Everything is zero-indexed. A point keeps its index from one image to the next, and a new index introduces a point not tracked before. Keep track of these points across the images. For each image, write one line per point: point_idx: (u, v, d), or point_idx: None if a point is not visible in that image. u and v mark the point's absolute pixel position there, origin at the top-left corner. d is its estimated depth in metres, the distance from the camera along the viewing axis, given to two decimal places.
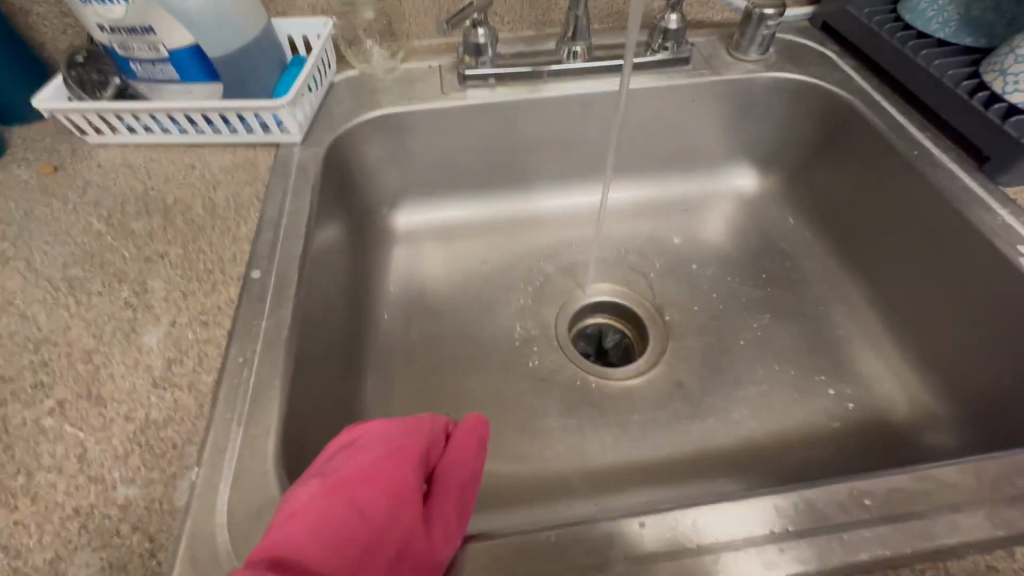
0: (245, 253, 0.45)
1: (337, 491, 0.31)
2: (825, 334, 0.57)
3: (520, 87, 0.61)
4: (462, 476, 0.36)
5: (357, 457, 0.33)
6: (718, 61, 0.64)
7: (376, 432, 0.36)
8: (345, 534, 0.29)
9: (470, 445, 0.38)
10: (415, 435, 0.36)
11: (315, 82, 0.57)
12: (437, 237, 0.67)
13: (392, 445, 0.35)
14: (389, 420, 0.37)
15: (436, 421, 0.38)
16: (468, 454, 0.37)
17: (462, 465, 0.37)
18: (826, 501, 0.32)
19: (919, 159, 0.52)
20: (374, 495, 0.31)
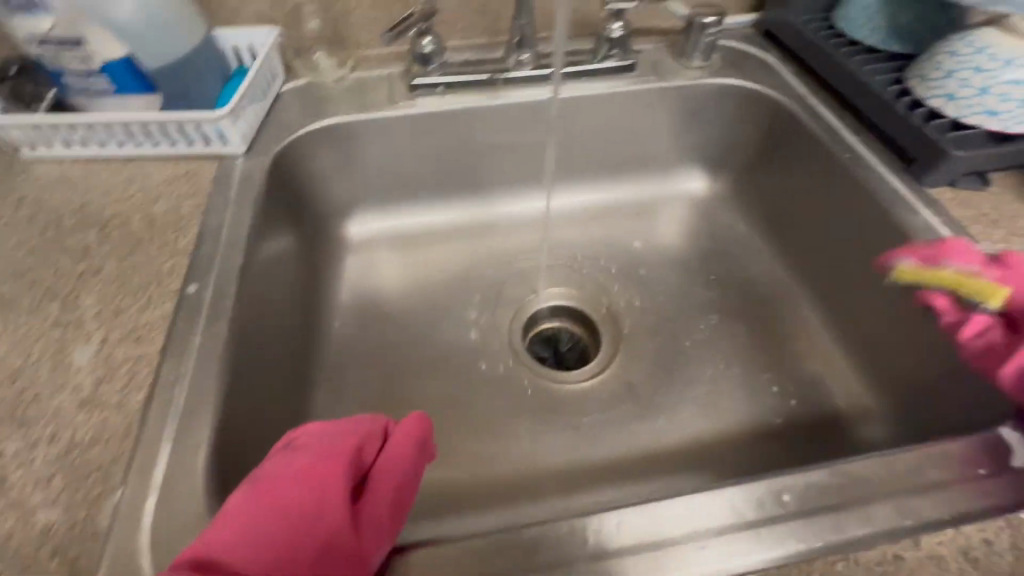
0: (182, 267, 0.44)
1: (262, 495, 0.32)
2: (771, 332, 0.59)
3: (469, 95, 0.62)
4: (398, 472, 0.35)
5: (290, 460, 0.34)
6: (664, 67, 0.65)
7: (311, 435, 0.36)
8: (266, 536, 0.30)
9: (406, 441, 0.36)
10: (347, 435, 0.36)
11: (259, 93, 0.57)
12: (392, 244, 0.67)
13: (322, 448, 0.35)
14: (328, 424, 0.37)
15: (372, 421, 0.37)
16: (407, 450, 0.36)
17: (398, 462, 0.35)
18: (744, 499, 0.33)
19: (851, 162, 0.54)
20: (299, 498, 0.32)
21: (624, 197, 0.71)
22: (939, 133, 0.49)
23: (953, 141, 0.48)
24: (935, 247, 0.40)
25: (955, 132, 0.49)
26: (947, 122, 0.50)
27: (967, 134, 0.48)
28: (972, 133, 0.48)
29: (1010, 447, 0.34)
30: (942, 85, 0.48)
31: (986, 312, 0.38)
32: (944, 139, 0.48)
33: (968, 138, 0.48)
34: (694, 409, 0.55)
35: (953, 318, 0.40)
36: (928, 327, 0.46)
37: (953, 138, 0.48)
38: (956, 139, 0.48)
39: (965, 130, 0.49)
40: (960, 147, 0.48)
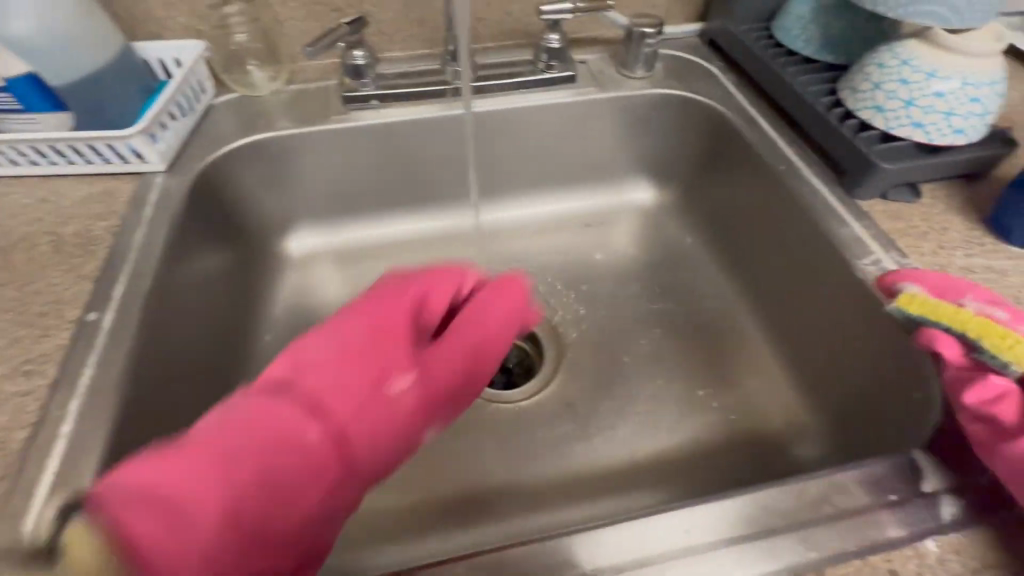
0: (85, 293, 0.43)
1: (342, 329, 0.41)
2: (714, 346, 0.58)
3: (405, 108, 0.60)
4: (462, 328, 0.45)
5: (360, 307, 0.43)
6: (606, 77, 0.65)
7: (382, 287, 0.45)
8: (340, 360, 0.39)
9: (485, 304, 0.46)
10: (407, 291, 0.44)
11: (181, 108, 0.55)
12: (333, 260, 0.65)
13: (388, 301, 0.43)
14: (400, 278, 0.46)
15: (444, 277, 0.46)
16: (499, 310, 0.46)
17: (472, 318, 0.45)
18: (673, 527, 0.33)
19: (785, 175, 0.53)
20: (368, 335, 0.41)
21: (573, 209, 0.70)
22: (868, 145, 0.48)
23: (882, 153, 0.48)
24: (953, 297, 0.39)
25: (883, 142, 0.48)
26: (874, 130, 0.49)
27: (895, 144, 0.48)
28: (899, 143, 0.48)
29: (920, 469, 0.34)
30: (870, 96, 0.48)
31: (1006, 376, 0.34)
32: (873, 151, 0.48)
33: (895, 148, 0.48)
34: (633, 427, 0.54)
35: (962, 372, 0.35)
36: (855, 342, 0.46)
37: (881, 150, 0.48)
38: (884, 152, 0.48)
39: (892, 139, 0.48)
40: (888, 160, 0.47)
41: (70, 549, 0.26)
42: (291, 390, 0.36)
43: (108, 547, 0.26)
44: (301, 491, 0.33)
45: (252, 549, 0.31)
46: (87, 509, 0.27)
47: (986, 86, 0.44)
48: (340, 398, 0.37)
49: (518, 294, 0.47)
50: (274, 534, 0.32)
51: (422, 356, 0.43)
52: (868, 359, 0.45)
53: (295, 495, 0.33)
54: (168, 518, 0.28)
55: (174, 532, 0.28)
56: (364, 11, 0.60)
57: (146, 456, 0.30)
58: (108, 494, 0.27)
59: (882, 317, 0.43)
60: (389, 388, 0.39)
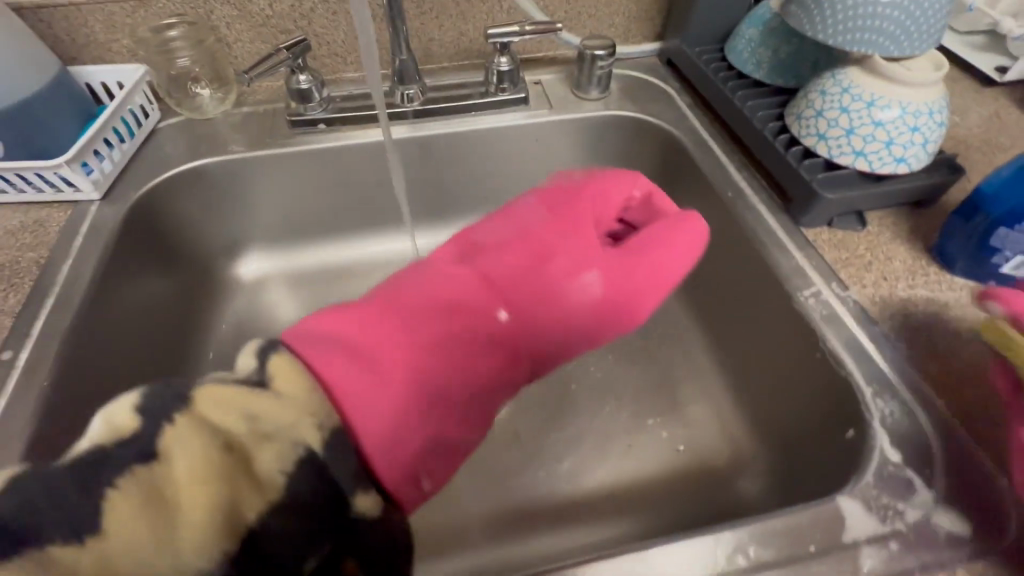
0: (3, 329, 0.42)
1: (509, 220, 0.45)
2: (665, 374, 0.57)
3: (355, 131, 0.59)
4: (651, 238, 0.44)
5: (534, 203, 0.46)
6: (560, 99, 0.64)
7: (559, 186, 0.47)
8: (507, 243, 0.43)
9: (659, 222, 0.45)
10: (588, 193, 0.46)
11: (120, 134, 0.54)
12: (285, 284, 0.64)
13: (559, 199, 0.46)
14: (581, 176, 0.48)
15: (622, 182, 0.47)
16: (678, 227, 0.44)
17: (653, 231, 0.44)
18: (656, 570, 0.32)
19: (732, 201, 0.52)
20: (541, 229, 0.43)
21: None
22: (811, 173, 0.47)
23: (825, 181, 0.47)
24: None
25: (828, 170, 0.47)
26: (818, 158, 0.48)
27: (839, 172, 0.47)
28: (842, 170, 0.47)
29: (846, 520, 0.33)
30: (813, 124, 0.47)
31: None
32: (817, 179, 0.47)
33: (839, 177, 0.47)
34: (580, 458, 0.53)
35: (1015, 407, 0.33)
36: (797, 376, 0.45)
37: (825, 178, 0.47)
38: (828, 180, 0.47)
39: (835, 167, 0.47)
40: (832, 189, 0.46)
41: (275, 375, 0.29)
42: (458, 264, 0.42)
43: (310, 382, 0.30)
44: (462, 363, 0.37)
45: (430, 408, 0.35)
46: (284, 347, 0.31)
47: (925, 115, 0.44)
48: (501, 279, 0.41)
49: (691, 219, 0.44)
50: (450, 391, 0.36)
51: (616, 256, 0.43)
52: (807, 394, 0.44)
53: (455, 362, 0.37)
54: (354, 360, 0.32)
55: (365, 372, 0.32)
56: (312, 33, 0.59)
57: (334, 309, 0.36)
58: (294, 339, 0.32)
59: (818, 351, 0.42)
60: (560, 279, 0.42)
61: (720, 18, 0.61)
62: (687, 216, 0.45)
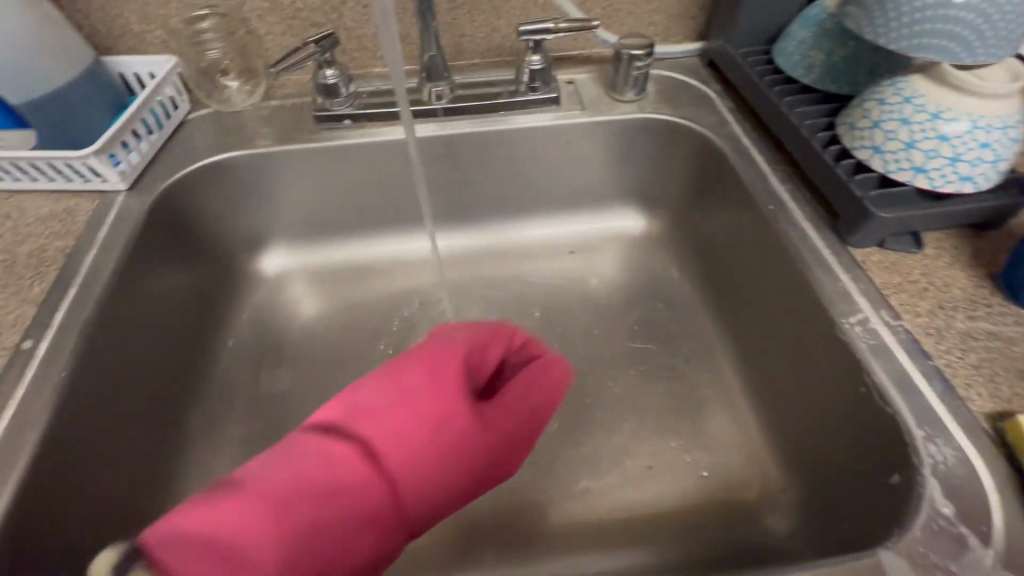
0: (27, 317, 0.42)
1: (392, 376, 0.40)
2: (691, 395, 0.54)
3: (380, 127, 0.58)
4: (524, 395, 0.43)
5: (414, 352, 0.42)
6: (593, 100, 0.61)
7: (441, 336, 0.44)
8: (391, 406, 0.38)
9: (532, 373, 0.44)
10: (471, 341, 0.44)
11: (148, 125, 0.54)
12: (306, 280, 0.63)
13: (444, 348, 0.42)
14: (458, 326, 0.45)
15: (499, 330, 0.46)
16: (549, 378, 0.44)
17: (526, 386, 0.44)
18: None
19: (774, 215, 0.49)
20: (427, 384, 0.39)
21: (554, 235, 0.67)
22: (866, 190, 0.43)
23: (879, 198, 0.43)
24: None
25: (884, 189, 0.43)
26: (875, 174, 0.44)
27: (897, 191, 0.43)
28: (901, 189, 0.43)
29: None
30: (869, 134, 0.43)
31: None
32: (870, 195, 0.43)
33: (896, 196, 0.43)
34: (596, 479, 0.51)
35: None
36: (835, 409, 0.42)
37: (880, 196, 0.43)
38: (884, 199, 0.43)
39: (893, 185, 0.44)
40: (885, 208, 0.42)
41: None
42: (338, 436, 0.37)
43: None
44: (341, 550, 0.34)
45: None
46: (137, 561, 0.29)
47: (999, 130, 0.39)
48: (388, 449, 0.37)
49: (561, 368, 0.45)
50: None
51: (494, 408, 0.42)
52: (848, 429, 0.40)
53: (332, 551, 0.34)
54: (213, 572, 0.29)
55: None
56: (342, 26, 0.58)
57: (194, 503, 0.32)
58: (155, 548, 0.29)
59: (862, 385, 0.39)
60: (455, 445, 0.39)
61: (768, 17, 0.57)
62: (562, 364, 0.45)
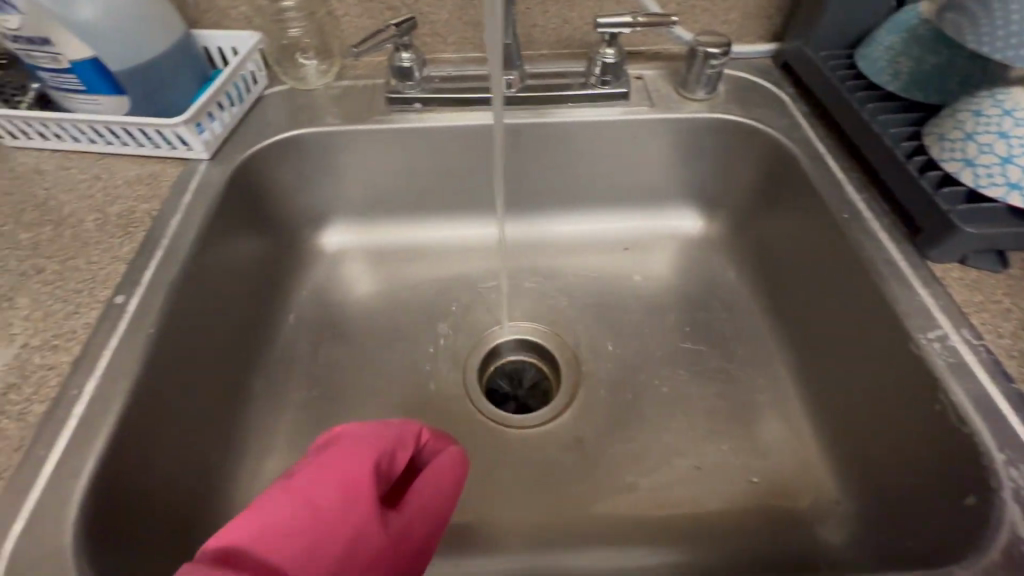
0: (118, 274, 0.44)
1: (300, 490, 0.37)
2: (743, 401, 0.54)
3: (449, 112, 0.59)
4: (433, 496, 0.40)
5: (323, 458, 0.39)
6: (662, 97, 0.61)
7: (347, 438, 0.41)
8: (297, 525, 0.35)
9: (439, 467, 0.41)
10: (380, 442, 0.41)
11: (231, 98, 0.56)
12: (364, 258, 0.65)
13: (354, 452, 0.39)
14: (362, 424, 0.42)
15: (408, 427, 0.43)
16: (454, 470, 0.42)
17: (434, 485, 0.41)
18: None
19: (849, 224, 0.48)
20: (339, 496, 0.37)
21: (609, 230, 0.67)
22: (952, 205, 0.42)
23: (967, 213, 0.41)
24: None
25: (971, 204, 0.42)
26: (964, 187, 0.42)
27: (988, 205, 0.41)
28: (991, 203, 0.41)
29: None
30: (960, 146, 0.42)
31: None
32: (958, 210, 0.42)
33: (986, 210, 0.41)
34: (644, 478, 0.51)
35: None
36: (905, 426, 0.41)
37: (967, 211, 0.41)
38: (971, 214, 0.41)
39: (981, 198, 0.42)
40: (973, 223, 0.41)
41: None
42: (235, 567, 0.33)
43: None
44: None
45: None
46: None
47: None
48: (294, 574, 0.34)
49: (463, 457, 0.43)
50: None
51: (401, 512, 0.39)
52: (919, 446, 0.39)
53: None
54: None
55: None
56: (418, 11, 0.59)
57: None
58: None
59: (935, 403, 0.38)
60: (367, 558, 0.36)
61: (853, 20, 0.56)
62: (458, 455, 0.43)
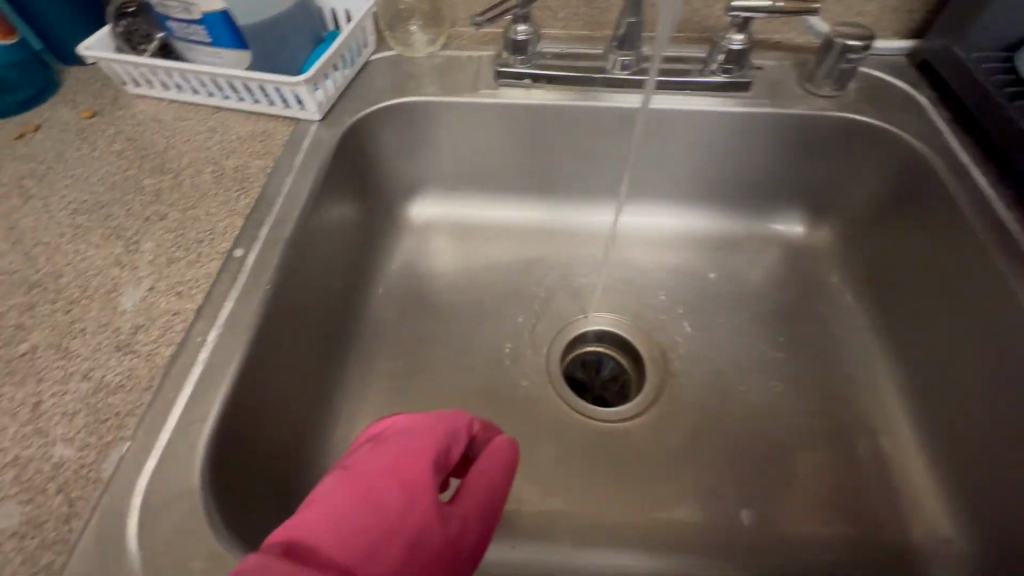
0: (236, 228, 0.45)
1: (357, 483, 0.33)
2: (841, 420, 0.52)
3: (558, 91, 0.57)
4: (489, 486, 0.37)
5: (372, 452, 0.36)
6: (785, 91, 0.57)
7: (398, 429, 0.37)
8: (358, 518, 0.32)
9: (495, 458, 0.38)
10: (437, 432, 0.37)
11: (345, 61, 0.56)
12: (450, 233, 0.64)
13: (410, 443, 0.36)
14: (413, 415, 0.38)
15: (461, 418, 0.39)
16: (505, 455, 0.39)
17: (491, 476, 0.38)
18: None
19: (997, 249, 0.45)
20: (397, 490, 0.33)
21: (706, 226, 0.64)
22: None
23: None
24: None
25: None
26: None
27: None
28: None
29: None
30: None
31: None
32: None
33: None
34: (732, 488, 0.49)
35: None
36: None
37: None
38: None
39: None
40: None
41: None
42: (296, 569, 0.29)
43: None
44: None
45: None
46: None
47: None
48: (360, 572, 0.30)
49: (514, 446, 0.40)
50: None
51: (460, 503, 0.36)
52: None
53: None
54: None
55: None
56: None
57: None
58: None
59: None
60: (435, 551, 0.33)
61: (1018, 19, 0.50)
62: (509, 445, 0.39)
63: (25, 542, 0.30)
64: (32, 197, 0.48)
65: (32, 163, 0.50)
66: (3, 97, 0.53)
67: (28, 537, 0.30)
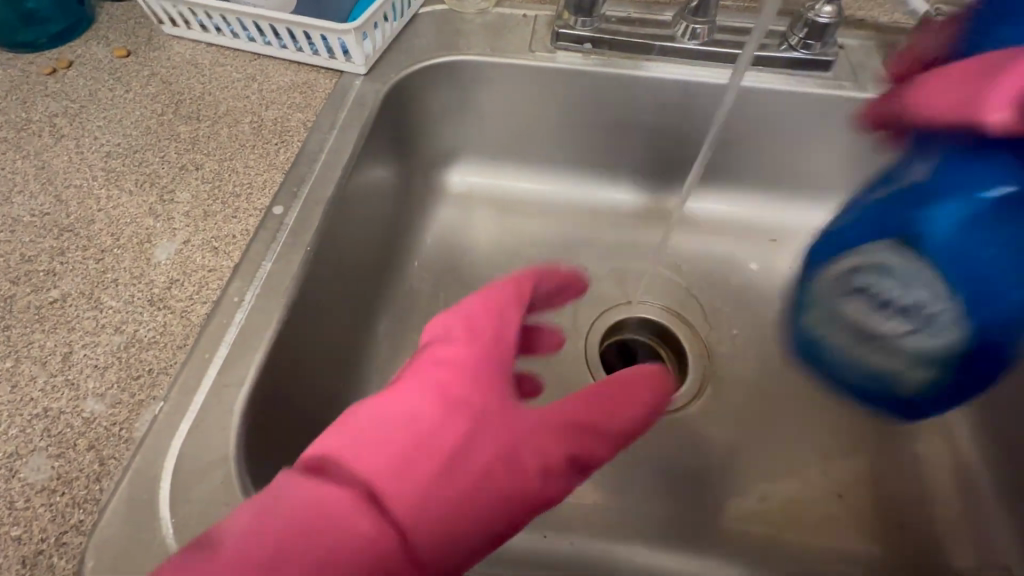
0: (275, 183, 0.42)
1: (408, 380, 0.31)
2: (895, 429, 0.49)
3: (620, 58, 0.53)
4: (590, 409, 0.32)
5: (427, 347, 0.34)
6: (868, 73, 0.52)
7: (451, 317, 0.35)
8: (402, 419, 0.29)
9: (615, 387, 0.33)
10: (484, 315, 0.34)
11: (394, 12, 0.53)
12: (489, 204, 0.61)
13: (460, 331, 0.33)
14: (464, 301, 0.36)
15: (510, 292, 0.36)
16: (631, 385, 0.33)
17: (593, 398, 0.33)
18: None
19: None
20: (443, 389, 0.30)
21: (762, 215, 0.60)
22: (906, 252, 0.30)
23: (945, 180, 0.29)
24: None
25: (862, 343, 0.34)
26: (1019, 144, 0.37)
27: None
28: None
29: None
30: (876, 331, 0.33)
31: None
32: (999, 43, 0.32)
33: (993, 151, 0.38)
34: (774, 491, 0.47)
35: None
36: None
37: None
38: None
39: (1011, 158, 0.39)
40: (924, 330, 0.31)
41: None
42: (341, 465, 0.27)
43: None
44: None
45: None
46: None
47: None
48: (399, 476, 0.27)
49: (643, 374, 0.34)
50: None
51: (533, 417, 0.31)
52: None
53: None
54: None
55: None
56: None
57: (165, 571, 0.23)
58: None
59: None
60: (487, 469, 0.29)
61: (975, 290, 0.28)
62: (642, 376, 0.34)
63: (54, 499, 0.29)
64: (65, 136, 0.45)
65: (64, 101, 0.48)
66: (33, 29, 0.51)
67: (57, 493, 0.29)
